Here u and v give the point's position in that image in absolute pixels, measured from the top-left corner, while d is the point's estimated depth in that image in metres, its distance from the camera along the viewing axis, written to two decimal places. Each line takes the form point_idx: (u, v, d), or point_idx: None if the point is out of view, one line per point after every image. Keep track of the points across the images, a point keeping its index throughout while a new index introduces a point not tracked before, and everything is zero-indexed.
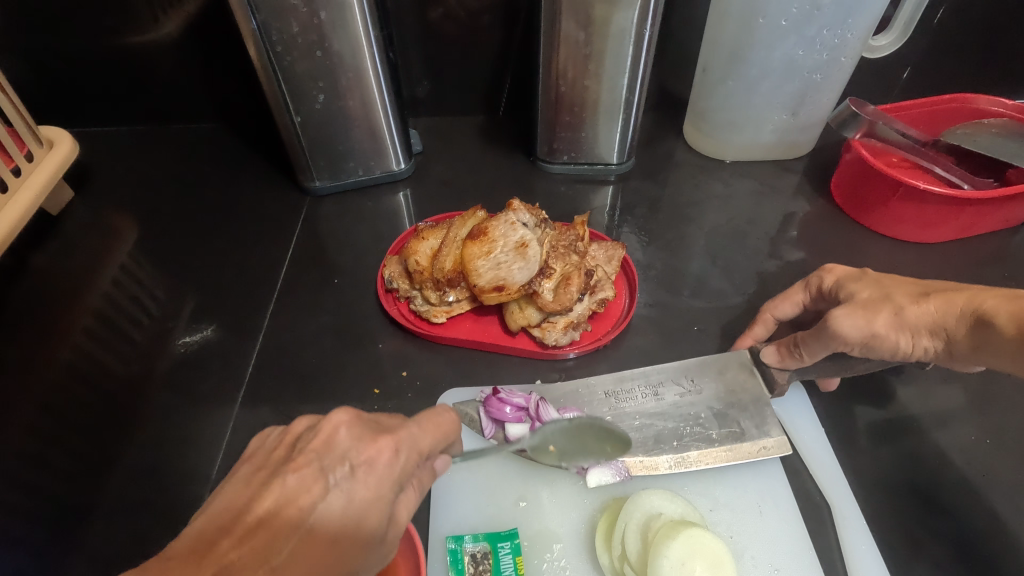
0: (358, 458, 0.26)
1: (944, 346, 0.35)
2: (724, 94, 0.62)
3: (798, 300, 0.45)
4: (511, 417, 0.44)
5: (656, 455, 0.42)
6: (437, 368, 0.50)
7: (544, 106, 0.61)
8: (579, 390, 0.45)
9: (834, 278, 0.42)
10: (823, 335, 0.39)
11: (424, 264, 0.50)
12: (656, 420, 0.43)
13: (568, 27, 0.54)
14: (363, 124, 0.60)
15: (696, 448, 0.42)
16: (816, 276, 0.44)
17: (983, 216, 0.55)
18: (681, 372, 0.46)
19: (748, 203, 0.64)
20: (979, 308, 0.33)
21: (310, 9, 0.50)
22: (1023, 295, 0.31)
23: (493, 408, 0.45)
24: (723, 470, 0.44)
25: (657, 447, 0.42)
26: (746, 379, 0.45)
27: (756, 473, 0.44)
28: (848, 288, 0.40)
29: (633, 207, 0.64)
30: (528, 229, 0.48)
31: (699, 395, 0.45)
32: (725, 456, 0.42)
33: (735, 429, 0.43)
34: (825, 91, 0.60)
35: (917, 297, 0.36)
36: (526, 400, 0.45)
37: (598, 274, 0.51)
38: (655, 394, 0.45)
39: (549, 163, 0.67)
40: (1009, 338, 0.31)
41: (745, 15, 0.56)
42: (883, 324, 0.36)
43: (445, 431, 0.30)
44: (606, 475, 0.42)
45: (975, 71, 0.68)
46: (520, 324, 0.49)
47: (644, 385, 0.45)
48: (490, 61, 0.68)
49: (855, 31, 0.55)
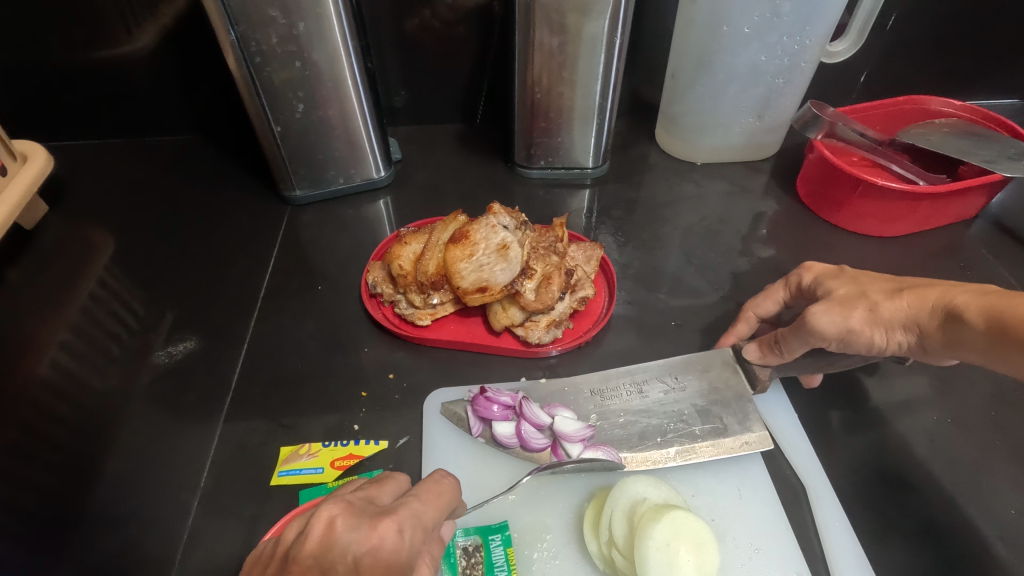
0: (362, 547, 0.26)
1: (916, 340, 0.36)
2: (693, 99, 0.64)
3: (779, 298, 0.47)
4: (499, 416, 0.45)
5: (642, 451, 0.43)
6: (422, 371, 0.51)
7: (520, 112, 0.63)
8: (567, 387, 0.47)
9: (813, 276, 0.44)
10: (802, 332, 0.41)
11: (407, 268, 0.51)
12: (641, 417, 0.45)
13: (541, 34, 0.55)
14: (342, 134, 0.61)
15: (679, 444, 0.44)
16: (795, 275, 0.46)
17: (940, 208, 0.58)
18: (665, 370, 0.48)
19: (720, 201, 0.66)
20: (950, 303, 0.34)
21: (289, 21, 0.51)
22: (991, 290, 0.33)
23: (481, 407, 0.46)
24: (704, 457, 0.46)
25: (642, 443, 0.44)
26: (729, 376, 0.47)
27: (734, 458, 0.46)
28: (826, 285, 0.42)
29: (610, 209, 0.66)
30: (508, 231, 0.49)
31: (682, 392, 0.46)
32: (709, 451, 0.43)
33: (718, 424, 0.45)
34: (787, 95, 0.63)
35: (892, 292, 0.38)
36: (513, 398, 0.46)
37: (578, 273, 0.53)
38: (640, 391, 0.46)
39: (527, 169, 0.68)
40: (979, 332, 0.32)
41: (709, 24, 0.58)
42: (858, 320, 0.38)
43: (444, 500, 0.31)
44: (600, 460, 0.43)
45: (927, 71, 0.71)
46: (503, 324, 0.50)
47: (629, 383, 0.47)
48: (467, 70, 0.70)
49: (813, 38, 0.58)
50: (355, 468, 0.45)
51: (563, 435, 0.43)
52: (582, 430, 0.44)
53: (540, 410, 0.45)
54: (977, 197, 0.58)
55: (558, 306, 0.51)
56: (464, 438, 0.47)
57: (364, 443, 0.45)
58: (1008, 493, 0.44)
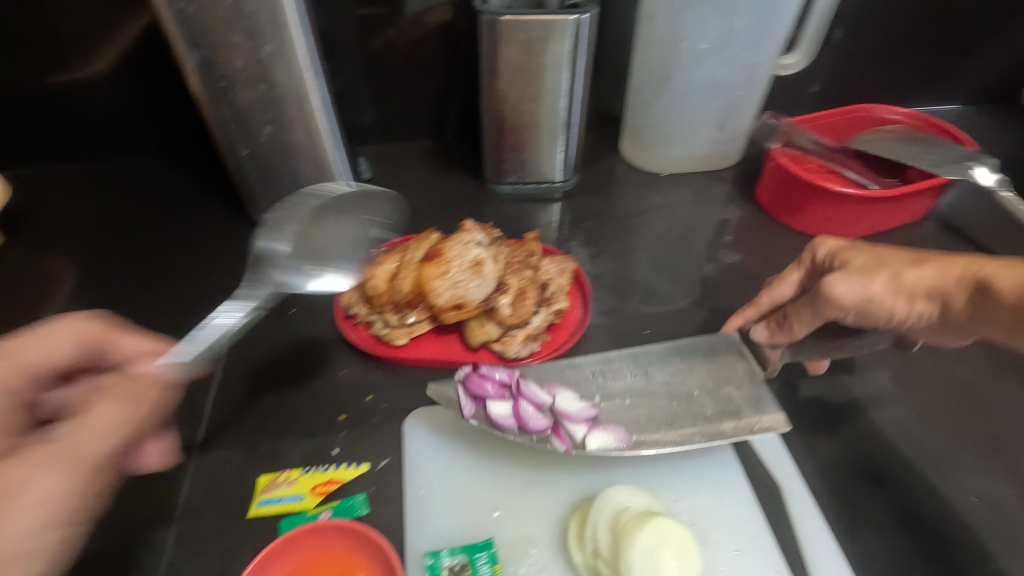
0: None
1: (938, 311, 0.39)
2: (656, 113, 0.66)
3: (795, 280, 0.46)
4: (494, 394, 0.44)
5: (653, 431, 0.44)
6: (402, 390, 0.49)
7: (489, 129, 0.64)
8: (326, 249, 0.47)
9: (826, 250, 0.44)
10: (820, 303, 0.42)
11: (381, 288, 0.51)
12: (648, 398, 0.46)
13: (508, 53, 0.57)
14: (310, 155, 0.60)
15: (690, 425, 0.43)
16: (809, 252, 0.45)
17: (892, 211, 0.61)
18: (669, 353, 0.49)
19: (689, 209, 0.68)
20: (979, 274, 0.36)
21: (254, 44, 0.51)
22: (1018, 263, 0.35)
23: (474, 384, 0.44)
24: (682, 463, 0.47)
25: (652, 425, 0.44)
26: (736, 359, 0.47)
27: (711, 461, 0.47)
28: (842, 257, 0.43)
29: (580, 221, 0.67)
30: (482, 248, 0.51)
31: (690, 374, 0.47)
32: (723, 432, 0.43)
33: (731, 408, 0.44)
34: (746, 107, 0.65)
35: (914, 263, 0.40)
36: (508, 377, 0.45)
37: (552, 287, 0.53)
38: (646, 374, 0.47)
39: (497, 184, 0.69)
40: (1011, 301, 0.35)
41: (668, 40, 0.60)
42: (880, 289, 0.40)
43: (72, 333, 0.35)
44: (606, 439, 0.43)
45: (872, 82, 0.75)
46: (481, 341, 0.50)
47: (633, 366, 0.48)
48: (434, 89, 0.70)
49: (767, 53, 0.60)
50: (336, 494, 0.43)
51: (566, 414, 0.44)
52: (586, 410, 0.44)
53: (538, 389, 0.45)
54: (926, 199, 0.61)
55: (537, 324, 0.51)
56: (213, 332, 0.38)
57: (345, 467, 0.44)
58: (970, 481, 0.46)
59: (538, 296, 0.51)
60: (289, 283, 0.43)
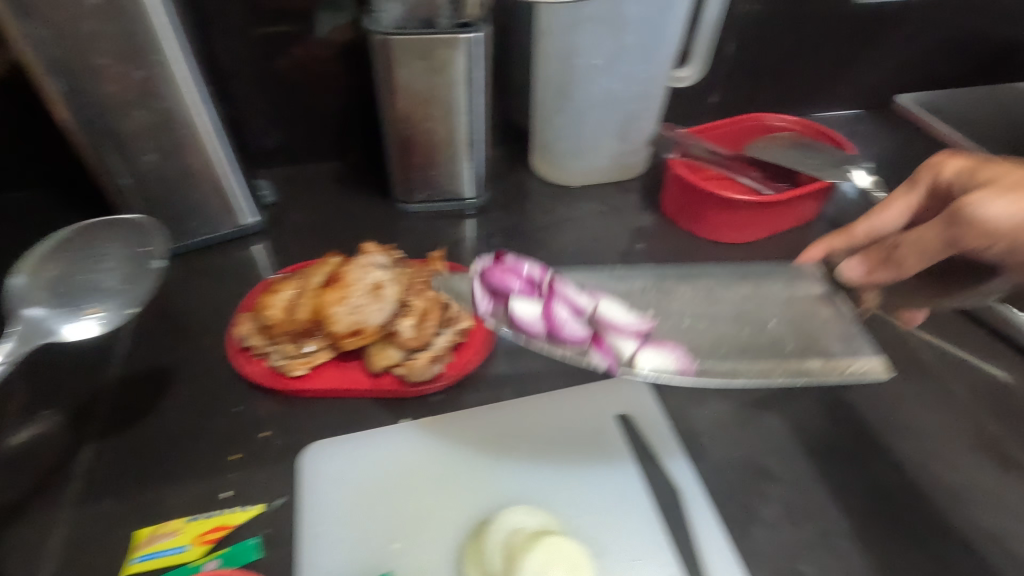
0: None
1: None
2: (559, 127, 0.67)
3: (907, 202, 0.50)
4: (521, 289, 0.41)
5: (731, 365, 0.38)
6: (300, 422, 0.47)
7: (392, 147, 0.63)
8: (82, 287, 0.46)
9: (952, 172, 0.48)
10: (960, 221, 0.43)
11: (277, 317, 0.49)
12: (707, 319, 0.42)
13: (403, 70, 0.57)
14: (202, 181, 0.57)
15: (761, 359, 0.39)
16: (927, 173, 0.49)
17: (784, 215, 0.64)
18: (736, 277, 0.47)
19: (602, 218, 0.69)
20: None
21: (127, 67, 0.48)
22: None
23: (498, 278, 0.41)
24: (584, 475, 0.46)
25: (722, 355, 0.39)
26: (815, 286, 0.46)
27: (612, 471, 0.46)
28: (984, 173, 0.46)
29: (491, 237, 0.67)
30: (383, 270, 0.51)
31: (759, 300, 0.45)
32: (813, 369, 0.38)
33: (817, 346, 0.40)
34: (643, 119, 0.67)
35: None
36: (538, 276, 0.42)
37: (458, 306, 0.52)
38: (711, 299, 0.45)
39: (407, 203, 0.68)
40: None
41: (564, 57, 0.61)
42: None
43: None
44: (660, 360, 0.38)
45: (766, 93, 0.80)
46: (383, 365, 0.49)
47: (698, 292, 0.45)
48: (339, 109, 0.69)
49: (657, 68, 0.63)
50: (223, 540, 0.41)
51: (612, 324, 0.40)
52: (636, 324, 0.40)
53: (569, 291, 0.42)
54: (814, 201, 0.65)
55: (443, 344, 0.50)
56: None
57: (234, 510, 0.42)
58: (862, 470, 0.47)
59: (440, 316, 0.50)
60: (43, 327, 0.43)
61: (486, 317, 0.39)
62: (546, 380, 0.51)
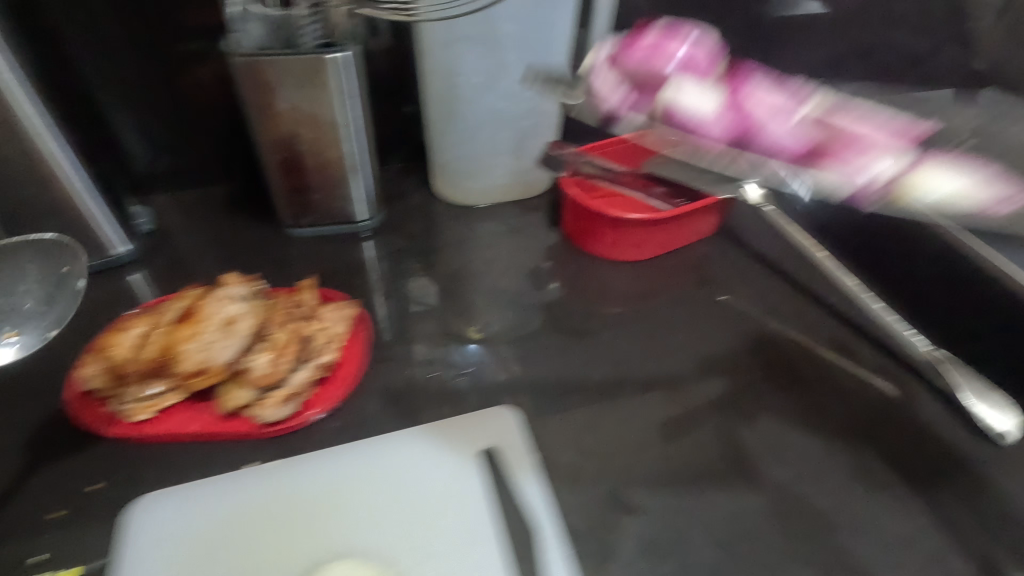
0: None
1: None
2: (451, 146, 0.65)
3: None
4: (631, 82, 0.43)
5: (929, 178, 0.40)
6: (136, 471, 0.44)
7: (269, 171, 0.61)
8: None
9: None
10: None
11: (122, 358, 0.45)
12: (870, 142, 0.40)
13: (267, 94, 0.55)
14: (60, 213, 0.55)
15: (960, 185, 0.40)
16: None
17: (680, 231, 0.63)
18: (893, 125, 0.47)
19: (503, 235, 0.67)
20: None
21: None
22: None
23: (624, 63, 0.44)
24: (431, 519, 0.43)
25: (924, 171, 0.40)
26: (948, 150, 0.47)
27: (459, 514, 0.43)
28: None
29: (379, 261, 0.64)
30: (240, 302, 0.48)
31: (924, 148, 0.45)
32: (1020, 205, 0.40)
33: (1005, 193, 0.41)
34: (538, 137, 0.65)
35: None
36: (675, 64, 0.45)
37: (324, 336, 0.50)
38: (868, 127, 0.45)
39: (293, 228, 0.65)
40: None
41: (444, 75, 0.59)
42: None
43: None
44: (908, 175, 0.39)
45: None
46: (234, 407, 0.45)
47: (866, 122, 0.46)
48: (224, 132, 0.67)
49: (545, 85, 0.61)
50: None
51: (841, 138, 0.41)
52: (886, 151, 0.40)
53: (794, 106, 0.45)
54: (711, 215, 0.64)
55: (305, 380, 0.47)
56: None
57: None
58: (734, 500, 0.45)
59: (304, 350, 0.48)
60: None
61: (625, 109, 0.41)
62: (417, 410, 0.49)
